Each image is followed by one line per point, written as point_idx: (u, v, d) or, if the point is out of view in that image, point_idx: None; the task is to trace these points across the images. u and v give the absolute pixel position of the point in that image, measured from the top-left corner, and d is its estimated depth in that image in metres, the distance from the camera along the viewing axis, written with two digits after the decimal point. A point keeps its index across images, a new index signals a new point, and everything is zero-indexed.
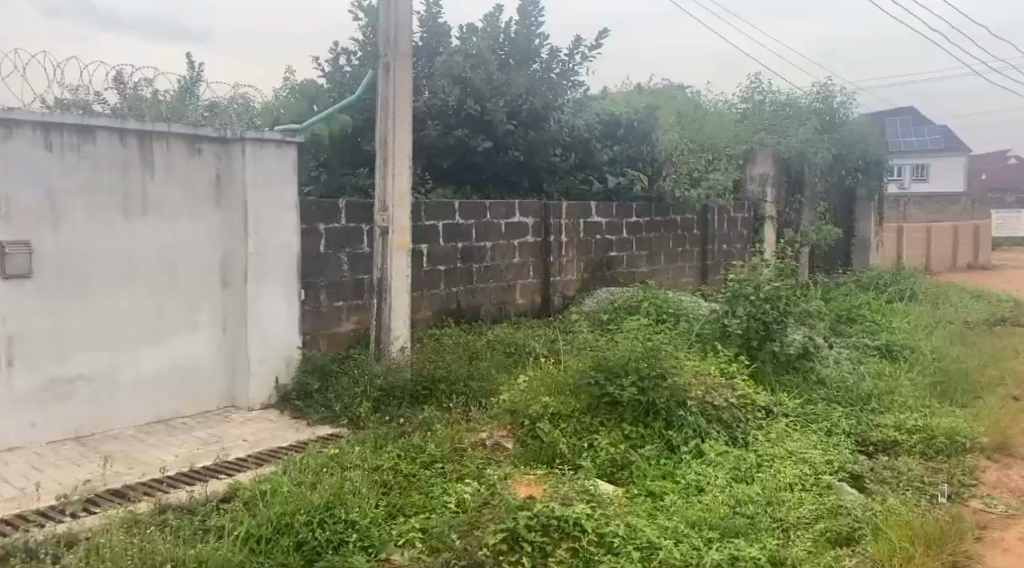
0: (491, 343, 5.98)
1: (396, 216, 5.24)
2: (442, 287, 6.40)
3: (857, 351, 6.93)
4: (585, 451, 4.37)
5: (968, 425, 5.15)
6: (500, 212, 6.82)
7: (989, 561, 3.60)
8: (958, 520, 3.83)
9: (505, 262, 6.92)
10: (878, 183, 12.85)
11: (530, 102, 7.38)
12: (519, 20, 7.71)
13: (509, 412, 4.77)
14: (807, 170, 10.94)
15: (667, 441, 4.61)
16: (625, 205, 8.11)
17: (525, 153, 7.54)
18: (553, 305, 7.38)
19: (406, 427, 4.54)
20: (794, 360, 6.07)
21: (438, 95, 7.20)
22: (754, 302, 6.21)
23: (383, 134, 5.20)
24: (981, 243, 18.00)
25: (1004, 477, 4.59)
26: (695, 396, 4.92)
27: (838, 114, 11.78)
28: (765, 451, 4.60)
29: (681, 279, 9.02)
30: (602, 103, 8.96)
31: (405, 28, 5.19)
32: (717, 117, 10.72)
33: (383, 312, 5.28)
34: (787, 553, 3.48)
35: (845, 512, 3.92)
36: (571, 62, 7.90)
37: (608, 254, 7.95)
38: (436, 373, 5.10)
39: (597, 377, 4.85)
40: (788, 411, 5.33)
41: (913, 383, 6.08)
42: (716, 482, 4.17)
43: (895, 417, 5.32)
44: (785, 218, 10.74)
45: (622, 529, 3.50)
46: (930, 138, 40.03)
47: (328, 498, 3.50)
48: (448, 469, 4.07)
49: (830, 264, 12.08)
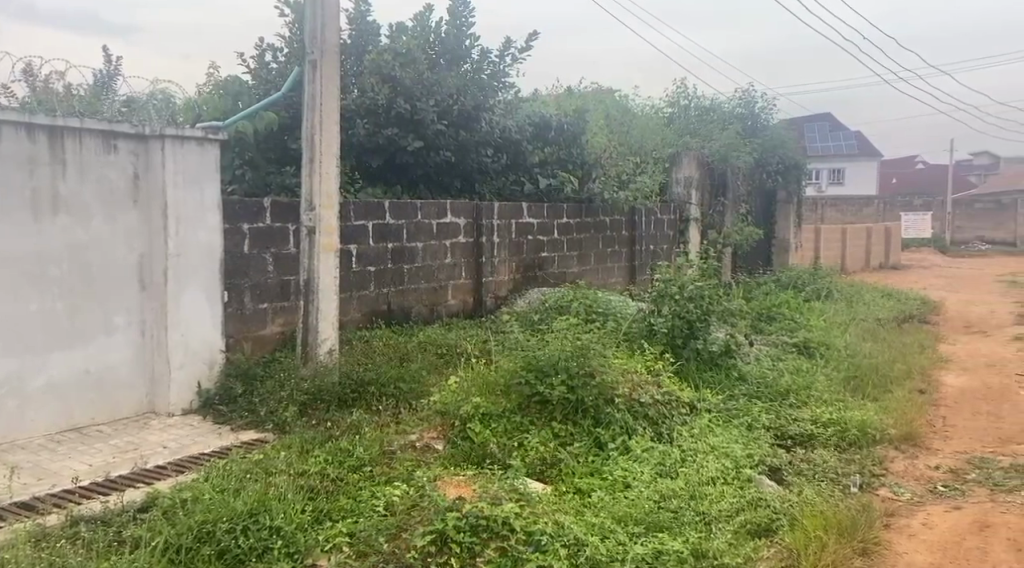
0: (422, 344, 5.96)
1: (323, 215, 5.18)
2: (372, 288, 6.35)
3: (777, 348, 7.17)
4: (516, 451, 4.40)
5: (879, 418, 5.38)
6: (431, 213, 6.81)
7: (897, 547, 3.76)
8: (868, 509, 4.00)
9: (436, 263, 6.90)
10: (797, 185, 13.24)
11: (460, 103, 7.40)
12: (450, 20, 7.71)
13: (439, 413, 4.78)
14: (731, 173, 11.22)
15: (596, 438, 4.68)
16: (556, 206, 8.19)
17: (456, 153, 7.53)
18: (486, 306, 7.40)
19: (335, 431, 4.49)
20: (717, 357, 6.23)
21: (368, 94, 7.14)
22: (679, 302, 6.36)
23: (309, 132, 5.13)
24: (891, 245, 18.79)
25: (911, 467, 4.81)
26: (623, 393, 5.01)
27: (758, 120, 12.26)
28: (688, 447, 4.71)
29: (610, 280, 9.18)
30: (532, 104, 9.02)
31: (332, 25, 5.14)
32: (645, 120, 10.92)
33: (310, 313, 5.20)
34: (709, 546, 3.56)
35: (764, 504, 4.04)
36: (501, 64, 7.95)
37: (539, 255, 8.01)
38: (366, 376, 5.06)
39: (527, 377, 4.90)
40: (711, 407, 5.46)
41: (829, 378, 6.32)
42: (643, 478, 4.25)
43: (813, 410, 5.52)
44: (710, 220, 11.00)
45: (551, 527, 3.51)
46: (846, 143, 41.55)
47: (251, 504, 3.44)
48: (376, 472, 4.04)
49: (752, 264, 12.44)
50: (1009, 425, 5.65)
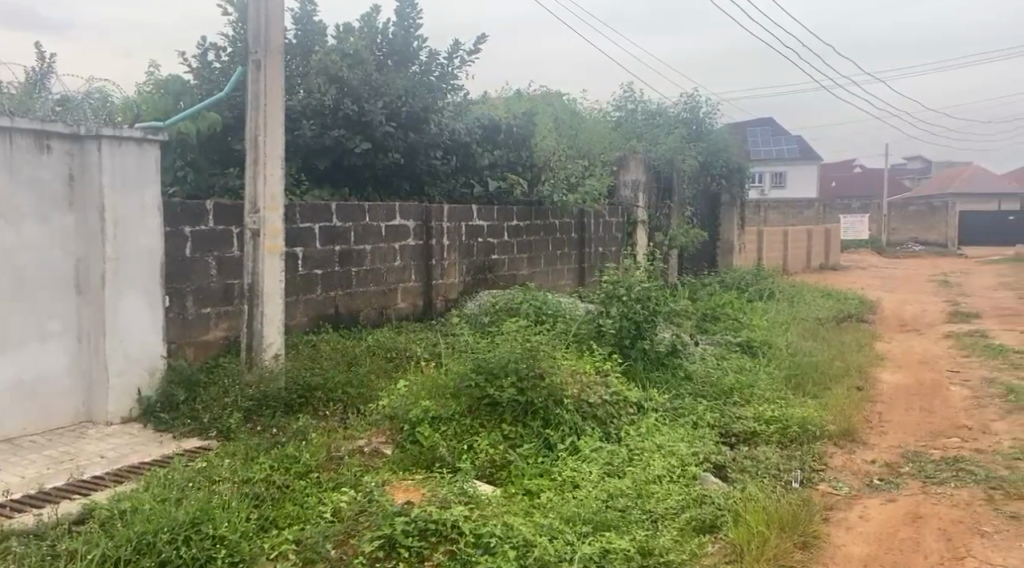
0: (370, 348, 5.92)
1: (268, 217, 5.10)
2: (319, 291, 6.28)
3: (721, 347, 7.30)
4: (465, 454, 4.40)
5: (819, 414, 5.52)
6: (380, 215, 6.77)
7: (835, 540, 3.86)
8: (808, 503, 4.10)
9: (385, 266, 6.86)
10: (741, 189, 13.50)
11: (409, 104, 7.38)
12: (397, 21, 7.67)
13: (388, 418, 4.75)
14: (676, 177, 11.38)
15: (545, 440, 4.70)
16: (506, 209, 8.21)
17: (405, 155, 7.50)
18: (436, 308, 7.37)
19: (280, 437, 4.43)
20: (663, 357, 6.33)
21: (314, 95, 7.08)
22: (627, 303, 6.43)
23: (253, 133, 5.06)
24: (831, 246, 19.28)
25: (849, 462, 4.94)
26: (572, 395, 5.05)
27: (702, 124, 12.47)
28: (635, 446, 4.76)
29: (560, 282, 9.24)
30: (481, 107, 9.03)
31: (276, 25, 5.08)
32: (592, 124, 11.00)
33: (255, 317, 5.13)
34: (655, 543, 3.61)
35: (709, 501, 4.11)
36: (450, 66, 7.95)
37: (489, 257, 8.02)
38: (312, 381, 5.01)
39: (476, 379, 4.90)
40: (657, 406, 5.53)
41: (771, 376, 6.46)
42: (591, 478, 4.28)
43: (755, 408, 5.64)
44: (656, 222, 11.15)
45: (499, 529, 3.52)
46: (788, 147, 42.48)
47: (193, 514, 3.37)
48: (323, 478, 4.00)
49: (698, 266, 12.64)
50: (941, 419, 5.84)
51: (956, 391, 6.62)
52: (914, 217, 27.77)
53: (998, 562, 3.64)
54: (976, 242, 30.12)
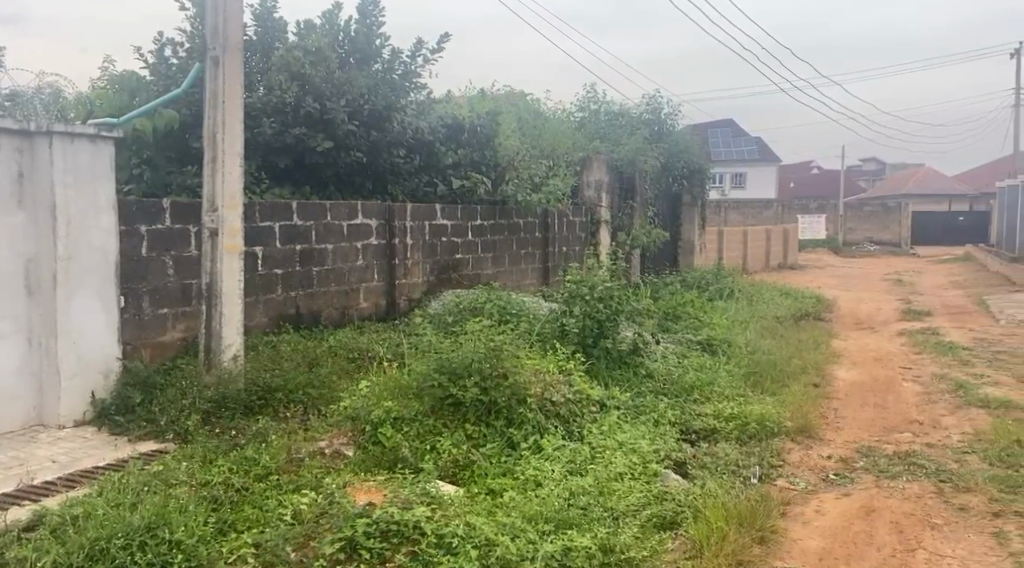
0: (332, 348, 5.87)
1: (227, 216, 5.03)
2: (279, 291, 6.21)
3: (682, 345, 7.37)
4: (428, 454, 4.39)
5: (777, 411, 5.60)
6: (342, 214, 6.72)
7: (793, 535, 3.92)
8: (766, 499, 4.17)
9: (347, 265, 6.81)
10: (702, 189, 13.65)
11: (371, 102, 7.37)
12: (359, 19, 7.62)
13: (349, 419, 4.72)
14: (638, 177, 11.46)
15: (508, 439, 4.71)
16: (470, 209, 8.20)
17: (367, 153, 7.47)
18: (399, 308, 7.33)
19: (240, 439, 4.37)
20: (625, 355, 6.37)
21: (274, 92, 7.00)
22: (589, 302, 6.47)
23: (211, 131, 4.99)
24: (789, 246, 19.57)
25: (806, 457, 5.02)
26: (535, 393, 5.06)
27: (664, 126, 12.57)
28: (598, 444, 4.80)
29: (524, 282, 9.25)
30: (444, 106, 9.00)
31: (235, 21, 5.02)
32: (555, 123, 11.03)
33: (213, 318, 5.06)
34: (617, 539, 3.63)
35: (669, 498, 4.15)
36: (413, 64, 7.92)
37: (453, 257, 8.00)
38: (273, 382, 4.95)
39: (439, 379, 4.88)
40: (620, 403, 5.56)
41: (730, 373, 6.54)
42: (553, 476, 4.30)
43: (714, 405, 5.70)
44: (618, 222, 11.21)
45: (461, 528, 3.52)
46: (747, 149, 43.03)
47: (149, 518, 3.31)
48: (283, 480, 3.95)
49: (660, 265, 12.74)
50: (894, 415, 5.97)
51: (909, 387, 6.77)
52: (869, 217, 28.30)
53: (947, 552, 3.73)
54: (929, 242, 30.79)
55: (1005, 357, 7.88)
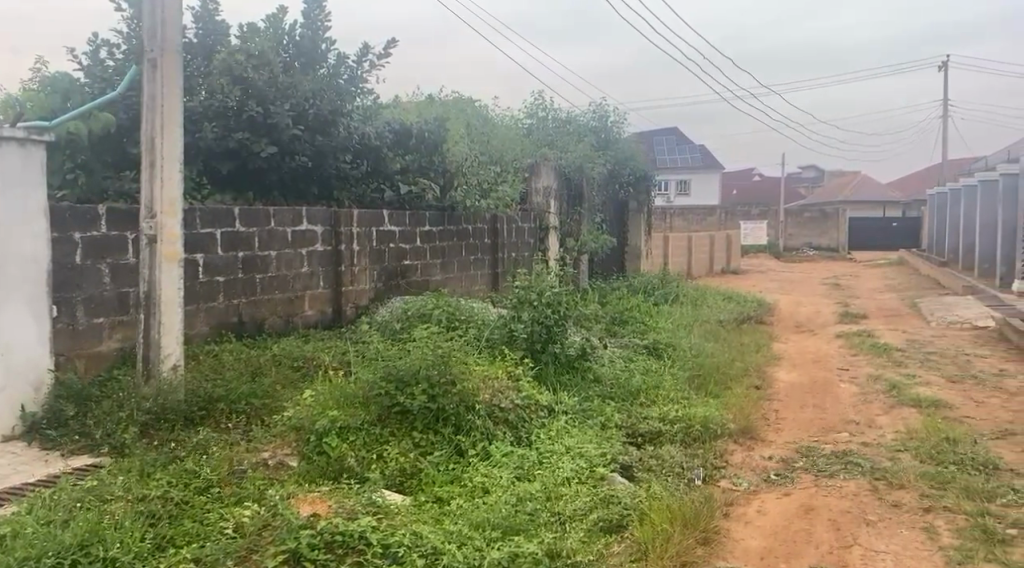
0: (276, 357, 5.77)
1: (166, 222, 4.91)
2: (221, 300, 6.09)
3: (628, 349, 7.44)
4: (375, 463, 4.34)
5: (720, 413, 5.69)
6: (285, 220, 6.62)
7: (735, 535, 3.98)
8: (709, 499, 4.22)
9: (292, 272, 6.71)
10: (648, 196, 13.82)
11: (316, 107, 7.27)
12: (304, 22, 7.53)
13: (294, 429, 4.64)
14: (586, 183, 11.54)
15: (456, 446, 4.69)
16: (418, 215, 8.15)
17: (313, 159, 7.39)
18: (346, 315, 7.25)
19: (179, 451, 4.27)
20: (573, 360, 6.41)
21: (216, 96, 6.88)
22: (538, 308, 6.50)
23: (149, 134, 4.88)
24: (732, 251, 19.93)
25: (747, 459, 5.10)
26: (483, 400, 5.06)
27: (611, 133, 12.69)
28: (545, 449, 4.80)
29: (473, 288, 9.24)
30: (392, 111, 8.95)
31: (172, 23, 4.91)
32: (504, 129, 11.04)
33: (151, 327, 4.93)
34: (563, 545, 3.64)
35: (616, 501, 4.16)
36: (359, 69, 7.87)
37: (401, 264, 7.95)
38: (214, 393, 4.85)
39: (386, 388, 4.84)
40: (568, 408, 5.59)
41: (676, 377, 6.62)
42: (501, 482, 4.29)
43: (660, 408, 5.77)
44: (567, 228, 11.26)
45: (408, 538, 3.49)
46: (692, 156, 43.76)
47: (82, 536, 3.23)
48: (224, 494, 3.87)
49: (607, 271, 12.85)
50: (832, 415, 6.11)
51: (846, 387, 6.94)
52: (808, 223, 28.99)
53: (880, 548, 3.83)
54: (865, 247, 31.67)
55: (936, 357, 8.15)
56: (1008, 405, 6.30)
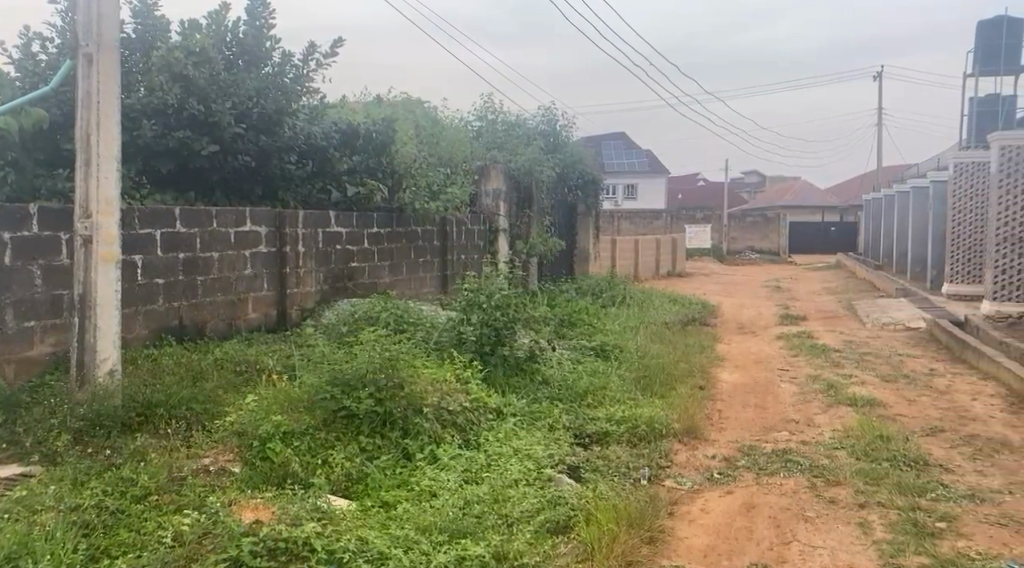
0: (218, 361, 5.64)
1: (101, 223, 4.77)
2: (161, 303, 5.94)
3: (576, 351, 7.47)
4: (320, 468, 4.27)
5: (665, 413, 5.74)
6: (229, 221, 6.49)
7: (678, 533, 4.02)
8: (653, 500, 4.25)
9: (234, 274, 6.57)
10: (595, 200, 14.01)
11: (260, 106, 7.17)
12: (248, 20, 7.37)
13: (236, 435, 4.52)
14: (535, 187, 11.56)
15: (403, 449, 4.65)
16: (366, 216, 8.07)
17: (256, 159, 7.28)
18: (291, 318, 7.13)
19: (115, 459, 4.13)
20: (522, 362, 6.42)
21: (155, 94, 6.68)
22: (487, 310, 6.51)
23: (83, 132, 4.73)
24: (677, 254, 20.20)
25: (692, 458, 5.16)
26: (431, 403, 5.02)
27: (560, 137, 12.76)
28: (493, 451, 4.78)
29: (422, 290, 9.19)
30: (340, 112, 8.84)
31: (109, 18, 4.79)
32: (453, 130, 11.01)
33: (87, 331, 4.78)
34: (510, 546, 3.64)
35: (562, 502, 4.16)
36: (305, 68, 7.75)
37: (348, 265, 7.86)
38: (153, 398, 4.71)
39: (332, 392, 4.76)
40: (516, 410, 5.59)
41: (622, 378, 6.67)
42: (448, 486, 4.26)
43: (607, 409, 5.80)
44: (516, 231, 11.27)
45: (353, 543, 3.44)
46: (638, 161, 44.28)
47: (9, 548, 3.11)
48: (163, 501, 3.76)
49: (556, 273, 12.91)
50: (772, 414, 6.22)
51: (786, 387, 7.08)
52: (750, 227, 29.53)
53: (817, 543, 3.90)
54: (806, 251, 32.36)
55: (871, 357, 8.36)
56: (938, 403, 6.49)
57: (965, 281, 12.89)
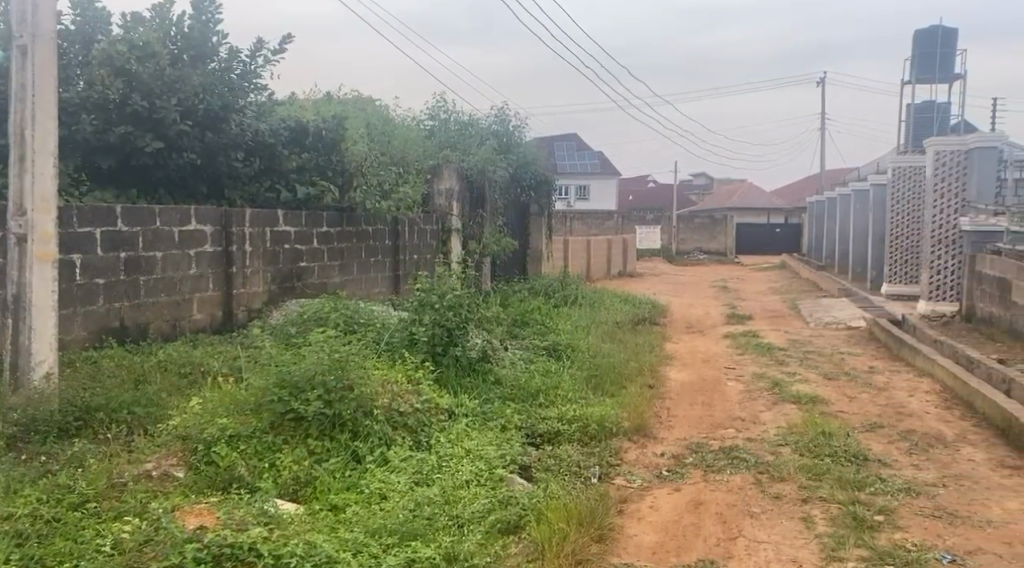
0: (161, 364, 5.50)
1: (38, 220, 4.61)
2: (101, 303, 5.77)
3: (529, 351, 7.46)
4: (267, 472, 4.19)
5: (615, 412, 5.76)
6: (173, 220, 6.33)
7: (628, 531, 4.03)
8: (603, 498, 4.25)
9: (179, 274, 6.41)
10: (548, 200, 14.07)
11: (206, 102, 7.00)
12: (193, 14, 7.20)
13: (180, 438, 4.40)
14: (489, 187, 11.52)
15: (353, 452, 4.57)
16: (315, 215, 7.96)
17: (202, 156, 7.12)
18: (237, 319, 6.98)
19: (52, 465, 3.99)
20: (474, 363, 6.38)
21: (95, 88, 6.51)
22: (439, 310, 6.45)
23: (18, 126, 4.57)
24: (629, 254, 20.37)
25: (641, 456, 5.17)
26: (382, 405, 4.95)
27: (514, 137, 12.73)
28: (444, 452, 4.74)
29: (374, 290, 9.11)
30: (290, 109, 8.68)
31: (45, 9, 4.61)
32: (406, 129, 10.92)
33: (21, 332, 4.61)
34: (460, 547, 3.61)
35: (514, 502, 4.14)
36: (253, 64, 7.60)
37: (297, 265, 7.74)
38: (93, 402, 4.56)
39: (279, 395, 4.65)
40: (467, 411, 5.55)
41: (573, 377, 6.67)
42: (398, 488, 4.20)
43: (559, 409, 5.79)
44: (469, 231, 11.23)
45: (301, 547, 3.37)
46: (590, 162, 44.57)
47: None
48: (102, 509, 3.64)
49: (509, 272, 12.92)
50: (719, 412, 6.29)
51: (732, 385, 7.17)
52: (698, 228, 29.92)
53: (762, 538, 3.94)
54: (754, 252, 32.90)
55: (815, 356, 8.52)
56: (877, 400, 6.64)
57: (904, 281, 13.21)
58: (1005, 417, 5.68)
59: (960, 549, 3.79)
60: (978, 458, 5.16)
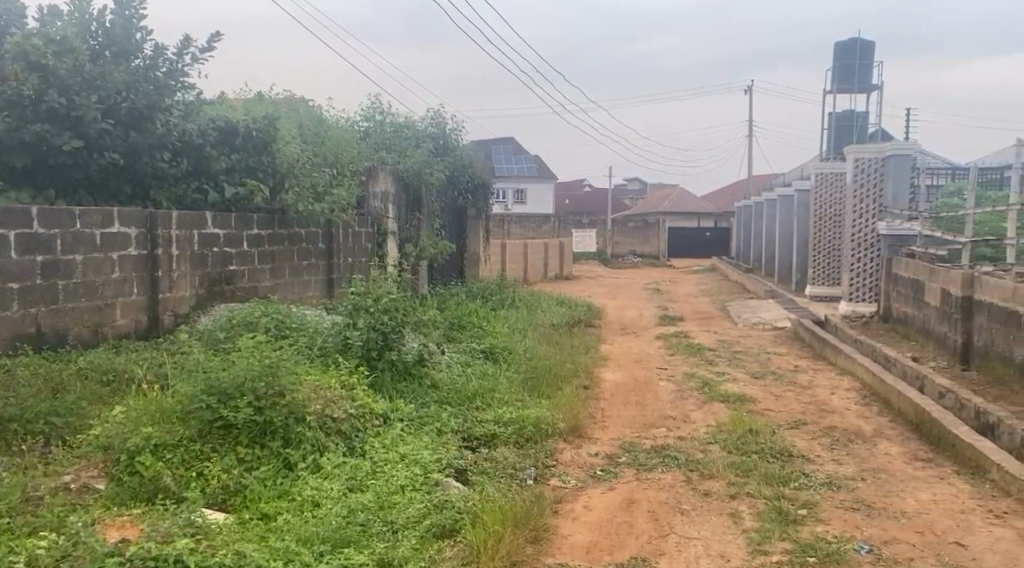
0: (82, 371, 5.29)
1: None
2: (15, 308, 5.55)
3: (465, 354, 7.42)
4: (193, 482, 4.07)
5: (551, 413, 5.76)
6: (94, 221, 6.10)
7: (562, 531, 4.03)
8: (539, 499, 4.26)
9: (100, 278, 6.17)
10: (484, 204, 14.12)
11: (130, 100, 6.78)
12: (116, 9, 6.95)
13: (102, 448, 4.24)
14: (425, 190, 11.43)
15: (285, 459, 4.46)
16: (245, 218, 7.77)
17: (125, 156, 6.89)
18: (163, 324, 6.76)
19: None
20: (410, 367, 6.29)
21: (8, 84, 6.26)
22: (374, 314, 6.35)
23: None
24: (566, 257, 20.49)
25: (576, 457, 5.19)
26: (314, 410, 4.84)
27: (450, 140, 12.67)
28: (379, 458, 4.67)
29: (306, 294, 8.95)
30: (219, 109, 8.47)
31: None
32: (341, 130, 10.79)
33: None
34: (394, 553, 3.57)
35: (449, 506, 4.10)
36: (179, 62, 7.35)
37: (226, 269, 7.54)
38: (6, 412, 4.35)
39: (207, 401, 4.50)
40: (403, 415, 5.47)
41: (511, 380, 6.65)
42: (332, 495, 4.12)
43: (495, 412, 5.76)
44: (405, 234, 11.14)
45: (229, 557, 3.29)
46: (528, 166, 44.74)
47: None
48: (16, 524, 3.47)
49: (447, 275, 12.87)
50: (651, 411, 6.36)
51: (664, 385, 7.26)
52: (633, 232, 30.34)
53: (693, 535, 3.98)
54: (687, 255, 33.50)
55: (743, 355, 8.70)
56: (801, 398, 6.81)
57: (826, 282, 13.64)
58: (920, 413, 5.88)
59: (877, 540, 3.90)
60: (894, 452, 5.32)
